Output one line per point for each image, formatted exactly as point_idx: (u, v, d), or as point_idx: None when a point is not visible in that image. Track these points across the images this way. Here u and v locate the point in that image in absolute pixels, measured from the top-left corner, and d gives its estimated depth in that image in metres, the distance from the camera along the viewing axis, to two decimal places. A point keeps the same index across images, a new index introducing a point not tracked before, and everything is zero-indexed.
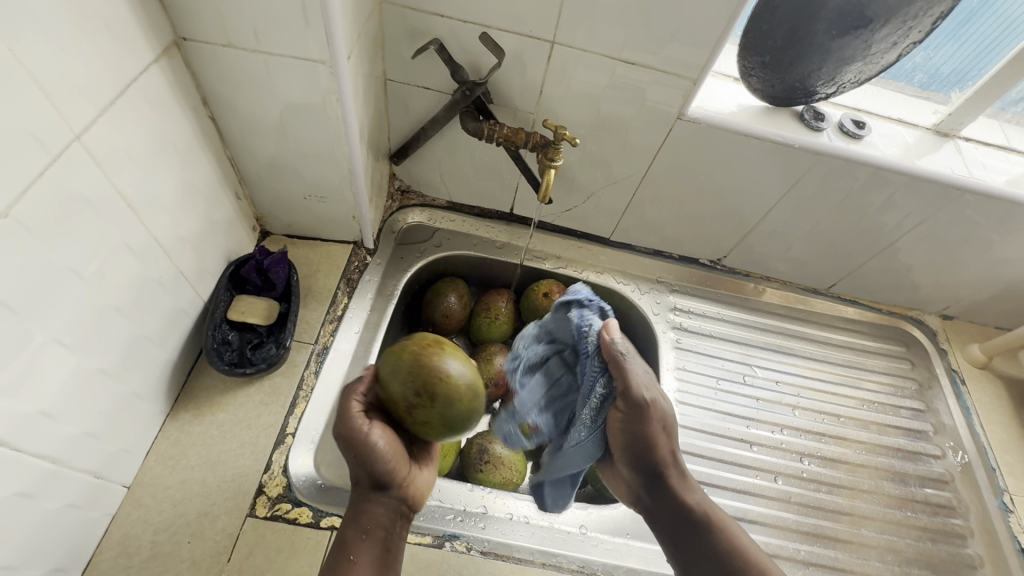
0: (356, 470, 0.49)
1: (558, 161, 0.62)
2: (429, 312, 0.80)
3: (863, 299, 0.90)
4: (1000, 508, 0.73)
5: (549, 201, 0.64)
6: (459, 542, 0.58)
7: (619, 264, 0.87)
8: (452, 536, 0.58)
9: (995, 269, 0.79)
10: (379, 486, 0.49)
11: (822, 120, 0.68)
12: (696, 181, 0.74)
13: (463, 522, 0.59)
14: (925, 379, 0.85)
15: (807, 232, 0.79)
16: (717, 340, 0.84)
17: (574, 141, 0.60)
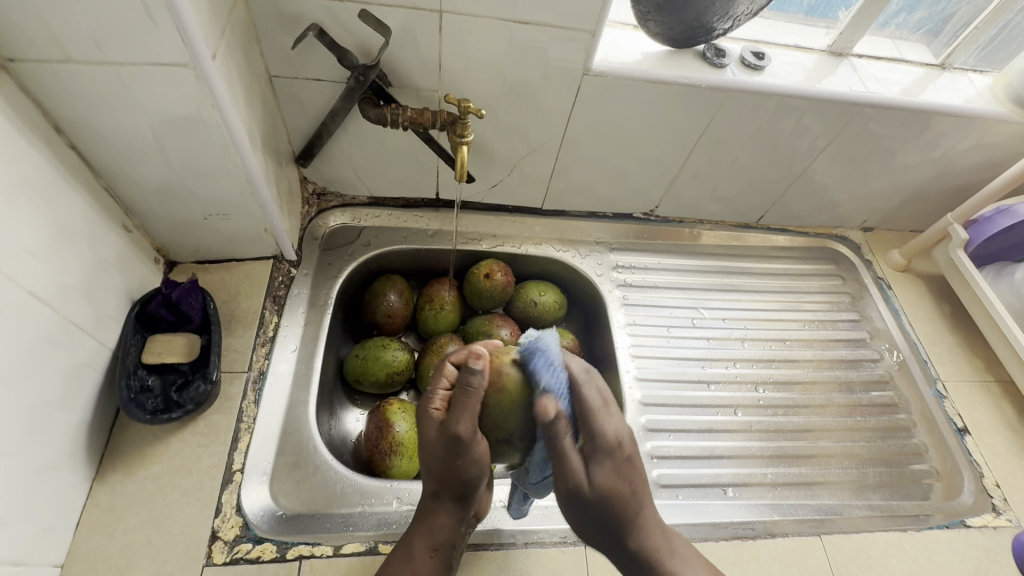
0: (443, 475, 0.49)
1: (468, 136, 0.59)
2: (371, 315, 0.77)
3: (791, 226, 0.94)
4: (935, 396, 0.78)
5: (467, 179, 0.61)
6: None
7: (556, 232, 0.86)
8: None
9: (902, 177, 0.84)
10: (458, 499, 0.50)
11: (724, 56, 0.68)
12: (615, 135, 0.73)
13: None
14: (855, 291, 0.89)
15: (728, 169, 0.80)
16: (662, 290, 0.85)
17: (480, 113, 0.57)
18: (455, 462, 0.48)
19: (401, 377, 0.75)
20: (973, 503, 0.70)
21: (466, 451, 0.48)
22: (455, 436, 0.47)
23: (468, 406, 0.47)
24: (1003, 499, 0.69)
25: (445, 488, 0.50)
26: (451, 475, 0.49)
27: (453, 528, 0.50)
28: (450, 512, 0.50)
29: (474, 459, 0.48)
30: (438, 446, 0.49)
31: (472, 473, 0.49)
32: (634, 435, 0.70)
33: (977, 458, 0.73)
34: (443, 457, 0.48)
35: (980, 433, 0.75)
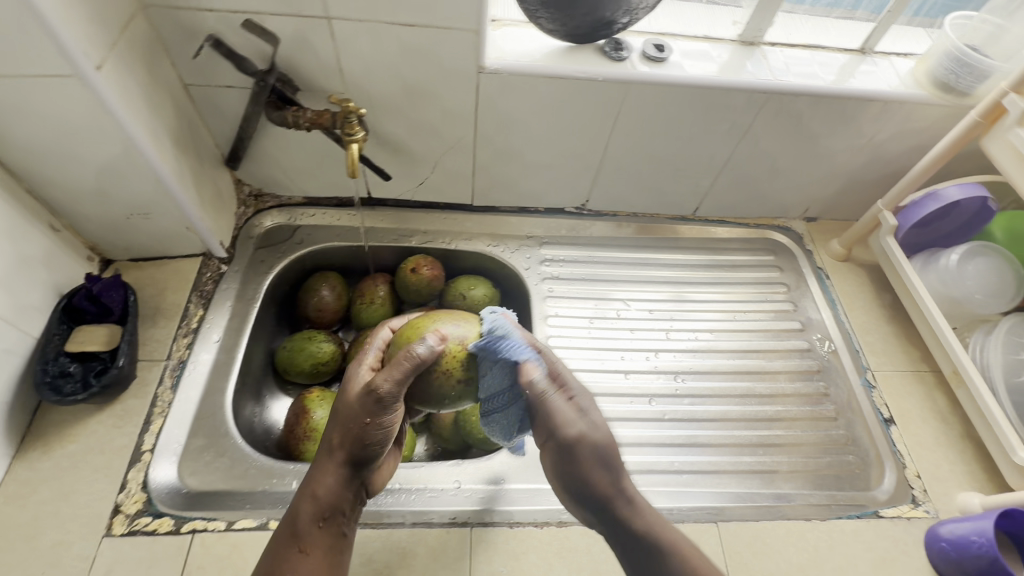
0: (346, 435, 0.50)
1: (356, 134, 0.61)
2: (304, 309, 0.82)
3: (729, 217, 0.93)
4: (863, 385, 0.77)
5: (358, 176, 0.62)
6: None
7: (487, 227, 0.88)
8: None
9: (833, 164, 0.83)
10: (356, 465, 0.51)
11: (623, 49, 0.70)
12: (525, 130, 0.75)
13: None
14: (792, 281, 0.88)
15: (649, 161, 0.81)
16: (589, 282, 0.86)
17: (360, 111, 0.60)
18: (363, 420, 0.49)
19: (331, 367, 0.79)
20: (891, 493, 0.68)
21: (378, 413, 0.49)
22: (377, 397, 0.48)
23: (404, 374, 0.49)
24: (922, 490, 0.68)
25: (341, 451, 0.50)
26: (351, 435, 0.50)
27: (345, 493, 0.51)
28: (342, 477, 0.50)
29: (381, 422, 0.50)
30: (356, 402, 0.50)
31: (374, 436, 0.50)
32: None
33: (900, 448, 0.71)
34: (352, 414, 0.50)
35: (906, 423, 0.73)
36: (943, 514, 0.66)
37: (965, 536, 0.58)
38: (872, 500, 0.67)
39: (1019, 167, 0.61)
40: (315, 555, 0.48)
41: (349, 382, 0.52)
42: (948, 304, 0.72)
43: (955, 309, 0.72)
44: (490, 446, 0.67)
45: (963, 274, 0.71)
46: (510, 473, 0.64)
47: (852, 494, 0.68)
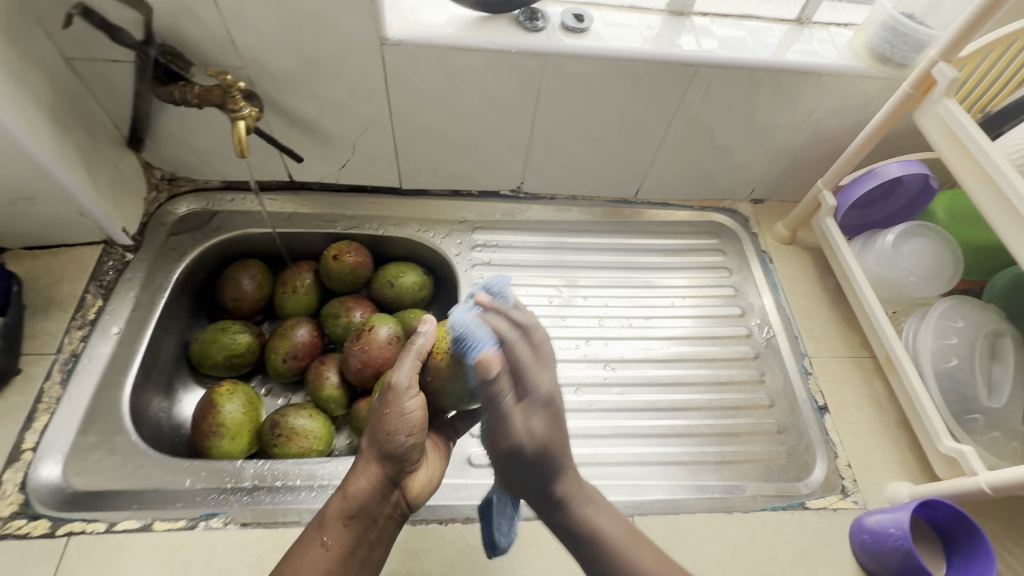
0: (372, 431, 0.51)
1: (242, 110, 0.58)
2: (221, 298, 0.78)
3: (673, 199, 0.90)
4: (800, 372, 0.74)
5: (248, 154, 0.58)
6: (215, 519, 0.56)
7: (417, 212, 0.85)
8: (208, 515, 0.57)
9: (774, 143, 0.79)
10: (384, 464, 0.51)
11: (539, 19, 0.66)
12: (443, 107, 0.71)
13: (220, 499, 0.58)
14: (734, 265, 0.85)
15: (580, 140, 0.77)
16: (523, 269, 0.83)
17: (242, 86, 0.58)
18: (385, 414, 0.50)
19: (247, 359, 0.75)
20: (820, 484, 0.66)
21: (398, 406, 0.50)
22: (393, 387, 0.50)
23: (411, 362, 0.51)
24: (853, 480, 0.65)
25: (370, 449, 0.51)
26: (378, 433, 0.50)
27: (372, 495, 0.50)
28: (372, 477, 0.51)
29: (400, 416, 0.49)
30: (380, 398, 0.51)
31: (395, 435, 0.50)
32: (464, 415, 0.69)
33: (833, 438, 0.69)
34: (376, 411, 0.51)
35: (842, 411, 0.71)
36: (870, 504, 0.64)
37: (884, 528, 0.56)
38: (800, 491, 0.65)
39: (948, 142, 0.57)
40: (334, 549, 0.49)
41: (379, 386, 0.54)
42: (884, 288, 0.69)
43: (891, 293, 0.69)
44: None
45: (898, 257, 0.68)
46: None
47: (779, 485, 0.66)
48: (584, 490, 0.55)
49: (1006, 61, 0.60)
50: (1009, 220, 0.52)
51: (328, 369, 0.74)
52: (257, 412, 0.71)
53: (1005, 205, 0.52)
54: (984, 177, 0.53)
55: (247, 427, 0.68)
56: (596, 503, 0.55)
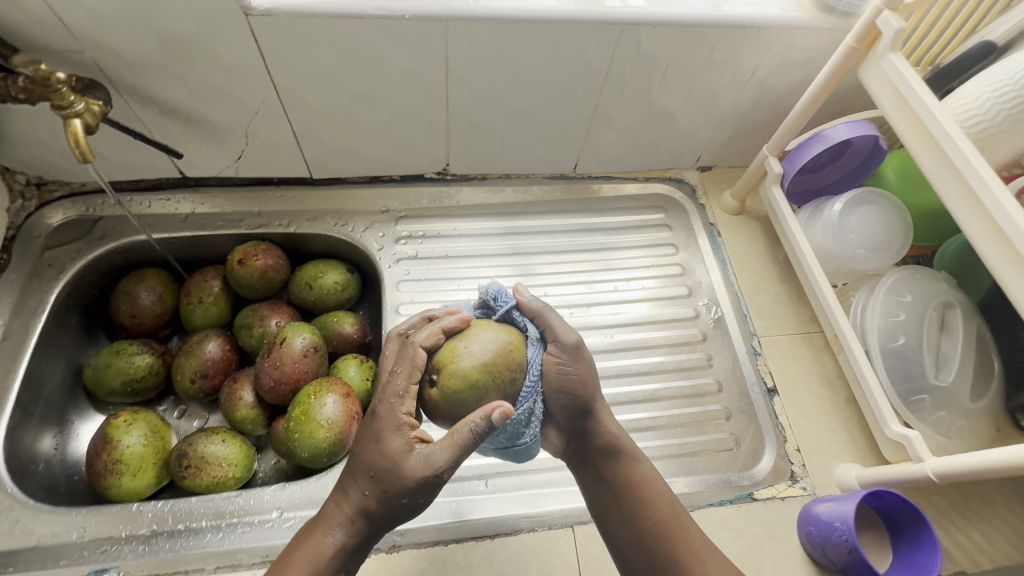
0: (390, 501, 0.44)
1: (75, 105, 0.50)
2: (116, 316, 0.70)
3: (616, 172, 0.83)
4: (748, 353, 0.70)
5: (90, 158, 0.51)
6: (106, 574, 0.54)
7: (333, 204, 0.76)
8: (99, 571, 0.54)
9: (718, 106, 0.72)
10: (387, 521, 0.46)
11: None
12: (340, 85, 0.62)
13: (112, 551, 0.55)
14: (682, 241, 0.80)
15: (505, 115, 0.69)
16: (453, 260, 0.76)
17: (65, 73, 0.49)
18: (414, 490, 0.44)
19: (151, 381, 0.68)
20: (768, 472, 0.63)
21: (432, 487, 0.45)
22: (437, 472, 0.43)
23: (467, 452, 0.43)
24: (801, 465, 0.63)
25: (371, 512, 0.45)
26: (392, 504, 0.44)
27: (369, 542, 0.47)
28: (376, 531, 0.46)
29: (426, 496, 0.45)
30: (407, 473, 0.44)
31: (407, 508, 0.46)
32: None
33: (782, 421, 0.66)
34: (404, 487, 0.44)
35: (791, 392, 0.67)
36: (819, 489, 0.61)
37: (830, 521, 0.53)
38: (747, 481, 0.62)
39: (894, 103, 0.51)
40: None
41: (384, 434, 0.44)
42: (831, 261, 0.65)
43: (837, 267, 0.65)
44: (315, 464, 0.59)
45: (845, 227, 0.63)
46: None
47: (726, 476, 0.63)
48: (624, 435, 0.54)
49: (954, 8, 0.54)
50: (956, 188, 0.47)
51: (241, 387, 0.66)
52: (165, 441, 0.63)
53: (949, 169, 0.47)
54: (930, 142, 0.48)
55: (151, 459, 0.61)
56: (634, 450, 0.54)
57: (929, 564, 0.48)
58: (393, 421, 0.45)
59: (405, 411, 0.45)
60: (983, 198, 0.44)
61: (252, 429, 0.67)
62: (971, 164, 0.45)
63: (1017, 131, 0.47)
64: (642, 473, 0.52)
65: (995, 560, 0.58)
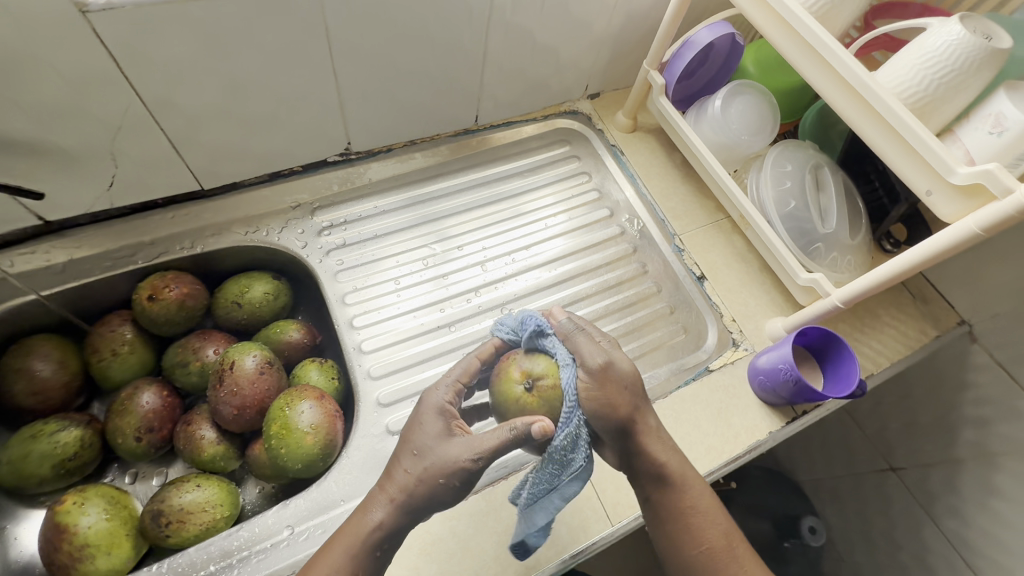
0: (421, 477, 0.51)
1: None
2: (12, 400, 0.59)
3: (515, 116, 0.84)
4: (674, 252, 0.78)
5: None
6: None
7: (237, 213, 0.70)
8: None
9: (594, 31, 0.76)
10: (409, 505, 0.51)
11: None
12: (212, 76, 0.56)
13: None
14: (591, 167, 0.85)
15: (396, 79, 0.67)
16: (383, 239, 0.74)
17: None
18: (437, 472, 0.51)
19: (86, 456, 0.60)
20: (715, 345, 0.72)
21: (467, 474, 0.51)
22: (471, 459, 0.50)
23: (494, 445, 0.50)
24: (739, 331, 0.72)
25: (409, 497, 0.51)
26: (427, 484, 0.51)
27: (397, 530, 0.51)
28: (401, 514, 0.51)
29: (459, 484, 0.52)
30: (446, 457, 0.51)
31: (443, 496, 0.51)
32: (365, 416, 0.62)
33: (715, 300, 0.74)
34: (433, 465, 0.51)
35: (716, 274, 0.76)
36: (757, 346, 0.71)
37: (775, 366, 0.62)
38: (701, 359, 0.71)
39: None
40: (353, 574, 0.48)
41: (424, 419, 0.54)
42: (724, 152, 0.73)
43: (729, 156, 0.73)
44: (310, 473, 0.57)
45: (728, 120, 0.71)
46: (348, 489, 0.57)
47: (684, 360, 0.71)
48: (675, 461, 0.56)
49: None
50: (809, 60, 0.54)
51: (199, 426, 0.61)
52: (129, 508, 0.57)
53: (801, 45, 0.54)
54: (781, 23, 0.55)
55: (122, 531, 0.55)
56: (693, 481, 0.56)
57: (850, 374, 0.59)
58: (439, 410, 0.54)
59: (450, 405, 0.55)
60: (831, 62, 0.52)
61: (227, 467, 0.63)
62: (815, 35, 0.52)
63: (849, 1, 0.55)
64: (714, 531, 0.55)
65: (890, 357, 0.72)
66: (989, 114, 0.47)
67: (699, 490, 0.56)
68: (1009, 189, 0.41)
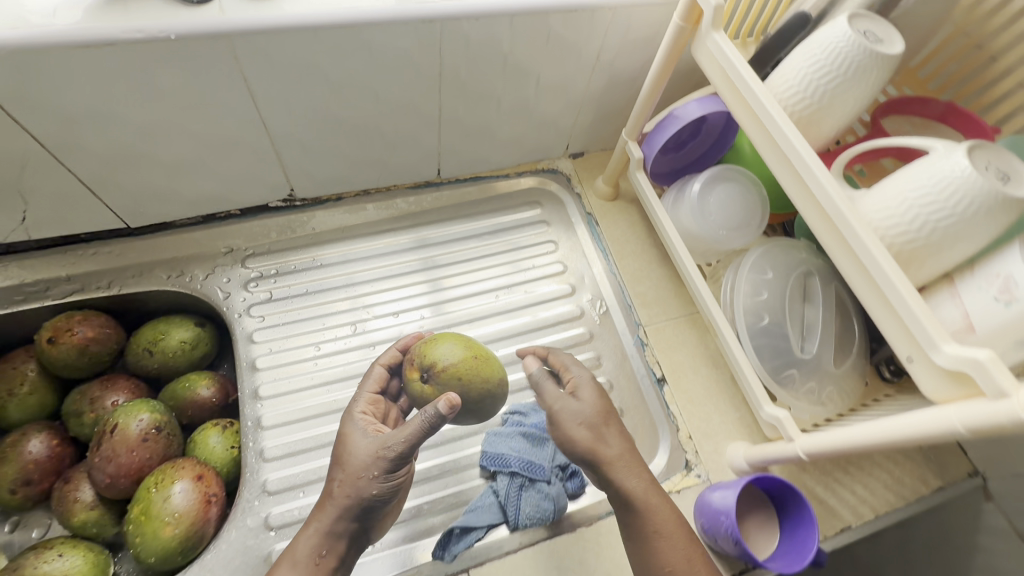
0: (348, 482, 0.49)
1: None
2: None
3: (485, 171, 0.78)
4: (636, 346, 0.69)
5: None
6: None
7: (164, 254, 0.66)
8: None
9: (572, 92, 0.68)
10: (350, 511, 0.49)
11: None
12: (121, 121, 0.52)
13: None
14: (560, 236, 0.77)
15: (339, 130, 0.62)
16: (314, 297, 0.68)
17: None
18: (358, 471, 0.49)
19: None
20: (665, 466, 0.62)
21: (391, 465, 0.49)
22: (389, 449, 0.49)
23: (406, 434, 0.49)
24: (695, 453, 0.62)
25: (342, 502, 0.49)
26: (357, 490, 0.49)
27: (342, 534, 0.49)
28: (337, 521, 0.49)
29: (391, 478, 0.50)
30: (364, 454, 0.50)
31: (376, 492, 0.49)
32: (244, 502, 0.57)
33: (673, 411, 0.65)
34: (358, 464, 0.49)
35: (679, 380, 0.66)
36: (713, 474, 0.61)
37: (717, 514, 0.53)
38: None
39: (722, 83, 0.49)
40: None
41: (344, 429, 0.53)
42: (697, 246, 0.64)
43: (704, 250, 0.64)
44: (169, 565, 0.51)
45: (705, 210, 0.62)
46: None
47: None
48: (644, 493, 0.50)
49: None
50: (785, 173, 0.45)
51: (76, 487, 0.57)
52: None
53: (776, 154, 0.46)
54: (757, 126, 0.46)
55: None
56: (673, 525, 0.49)
57: (807, 542, 0.49)
58: (353, 418, 0.54)
59: (363, 411, 0.55)
60: (809, 182, 0.43)
61: (102, 534, 0.58)
62: (793, 146, 0.43)
63: (838, 107, 0.45)
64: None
65: (874, 508, 0.61)
66: (996, 274, 0.37)
67: (674, 532, 0.48)
68: (1002, 392, 0.31)
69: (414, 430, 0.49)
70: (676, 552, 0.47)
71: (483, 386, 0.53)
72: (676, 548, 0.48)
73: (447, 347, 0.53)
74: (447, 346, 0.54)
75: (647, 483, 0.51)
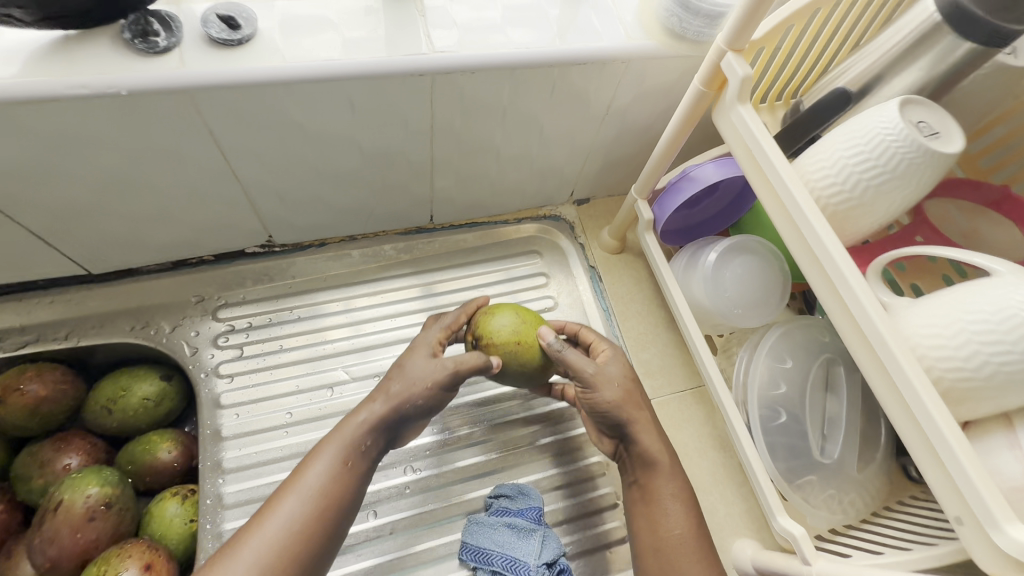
0: (402, 392, 0.47)
1: None
2: None
3: (482, 217, 0.72)
4: None
5: None
6: None
7: (130, 303, 0.61)
8: None
9: (578, 141, 0.63)
10: (389, 423, 0.47)
11: (158, 33, 0.42)
12: (72, 175, 0.46)
13: None
14: (560, 291, 0.71)
15: (319, 180, 0.56)
16: (288, 353, 0.63)
17: None
18: (416, 384, 0.47)
19: None
20: None
21: (438, 397, 0.48)
22: (454, 370, 0.47)
23: (463, 369, 0.48)
24: None
25: (395, 402, 0.47)
26: (409, 399, 0.47)
27: (381, 440, 0.47)
28: (383, 423, 0.47)
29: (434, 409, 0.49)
30: (424, 373, 0.48)
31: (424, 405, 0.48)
32: None
33: None
34: (415, 378, 0.48)
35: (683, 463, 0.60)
36: None
37: None
38: None
39: (745, 160, 0.43)
40: (345, 471, 0.45)
41: (418, 343, 0.51)
42: (707, 321, 0.58)
43: (715, 325, 0.58)
44: None
45: (720, 284, 0.56)
46: None
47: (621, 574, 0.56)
48: (659, 459, 0.50)
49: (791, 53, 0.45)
50: (815, 273, 0.40)
51: (16, 564, 0.52)
52: None
53: (805, 250, 0.40)
54: (784, 216, 0.41)
55: None
56: (675, 492, 0.49)
57: None
58: (425, 341, 0.51)
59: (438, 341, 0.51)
60: (841, 292, 0.37)
61: None
62: (825, 248, 0.38)
63: (877, 203, 0.39)
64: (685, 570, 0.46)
65: None
66: None
67: (674, 503, 0.49)
68: None
69: (467, 368, 0.47)
70: (667, 518, 0.48)
71: (525, 367, 0.49)
72: (676, 515, 0.48)
73: (504, 314, 0.50)
74: (503, 314, 0.50)
75: (665, 446, 0.51)
